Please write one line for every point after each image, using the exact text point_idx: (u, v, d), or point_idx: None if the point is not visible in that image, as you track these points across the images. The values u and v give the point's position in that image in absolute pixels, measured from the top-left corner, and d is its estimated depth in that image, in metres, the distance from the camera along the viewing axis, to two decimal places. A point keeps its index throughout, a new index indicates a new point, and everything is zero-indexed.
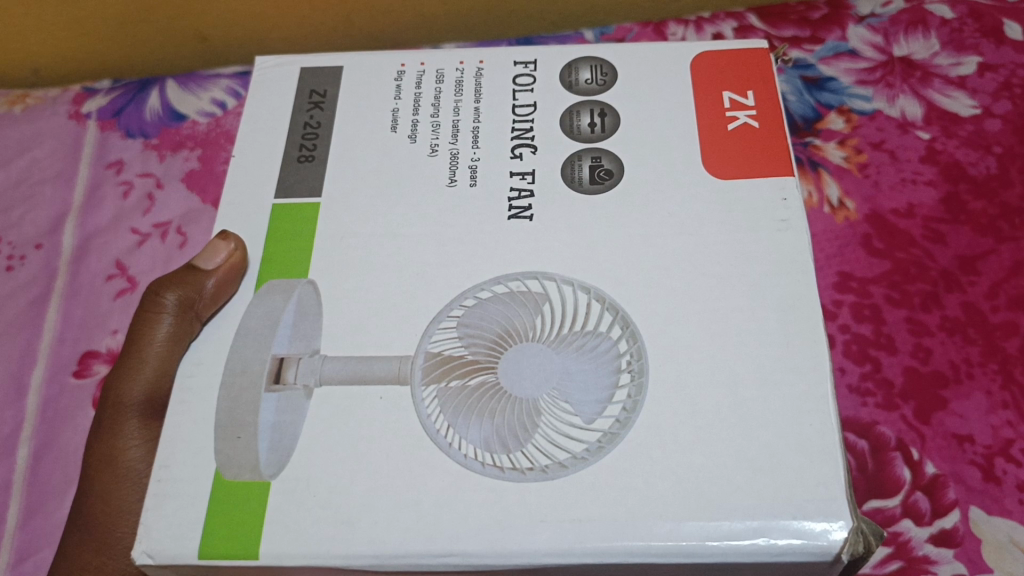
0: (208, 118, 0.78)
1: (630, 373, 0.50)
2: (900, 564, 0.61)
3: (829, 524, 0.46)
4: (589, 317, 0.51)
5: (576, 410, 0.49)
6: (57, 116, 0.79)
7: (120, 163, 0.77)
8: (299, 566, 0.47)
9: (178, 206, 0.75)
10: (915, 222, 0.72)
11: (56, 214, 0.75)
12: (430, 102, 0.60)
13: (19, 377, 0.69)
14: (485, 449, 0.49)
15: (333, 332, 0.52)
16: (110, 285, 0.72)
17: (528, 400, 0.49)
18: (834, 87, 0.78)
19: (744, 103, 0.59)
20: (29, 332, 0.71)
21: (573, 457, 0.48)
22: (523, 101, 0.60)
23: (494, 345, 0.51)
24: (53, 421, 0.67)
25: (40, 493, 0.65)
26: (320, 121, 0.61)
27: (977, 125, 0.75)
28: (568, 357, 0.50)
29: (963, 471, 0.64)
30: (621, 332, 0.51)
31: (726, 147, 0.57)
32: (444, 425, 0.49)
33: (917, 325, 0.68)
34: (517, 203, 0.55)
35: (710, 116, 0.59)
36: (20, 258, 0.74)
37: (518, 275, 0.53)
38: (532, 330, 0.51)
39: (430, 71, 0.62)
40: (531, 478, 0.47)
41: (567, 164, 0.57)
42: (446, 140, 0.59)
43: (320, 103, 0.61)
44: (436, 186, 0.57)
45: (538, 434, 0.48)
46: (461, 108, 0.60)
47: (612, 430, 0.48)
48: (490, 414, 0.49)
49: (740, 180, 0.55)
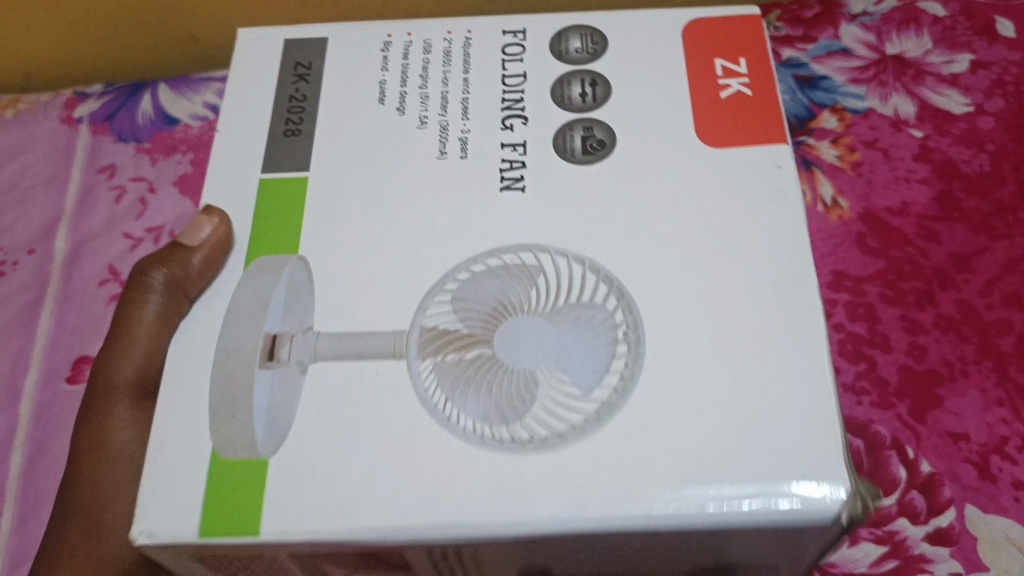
0: (201, 122, 0.78)
1: (623, 341, 0.50)
2: (896, 562, 0.61)
3: (829, 489, 0.45)
4: (585, 288, 0.51)
5: (573, 378, 0.49)
6: (49, 121, 0.79)
7: (112, 167, 0.77)
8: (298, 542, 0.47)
9: (171, 210, 0.75)
10: (909, 219, 0.72)
11: (50, 219, 0.75)
12: (419, 69, 0.60)
13: (13, 383, 0.69)
14: (483, 422, 0.48)
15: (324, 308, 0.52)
16: (103, 290, 0.72)
17: (526, 371, 0.49)
18: (827, 86, 0.79)
19: (736, 69, 0.59)
20: (24, 337, 0.70)
21: (572, 428, 0.48)
22: (513, 68, 0.60)
23: (489, 319, 0.51)
24: (49, 426, 0.67)
25: (35, 499, 0.65)
26: (305, 94, 0.61)
27: (971, 123, 0.75)
28: (567, 330, 0.50)
29: (958, 468, 0.63)
30: (617, 303, 0.51)
31: (721, 114, 0.57)
32: (441, 399, 0.49)
33: (911, 323, 0.68)
34: (510, 167, 0.56)
35: (704, 84, 0.59)
36: (13, 264, 0.73)
37: (513, 249, 0.53)
38: (527, 299, 0.51)
39: (422, 41, 0.62)
40: (531, 450, 0.47)
41: (561, 134, 0.57)
42: (435, 110, 0.59)
43: (305, 76, 0.61)
44: (426, 158, 0.57)
45: (537, 404, 0.48)
46: (452, 75, 0.60)
47: (609, 399, 0.48)
48: (488, 387, 0.49)
49: (735, 148, 0.55)
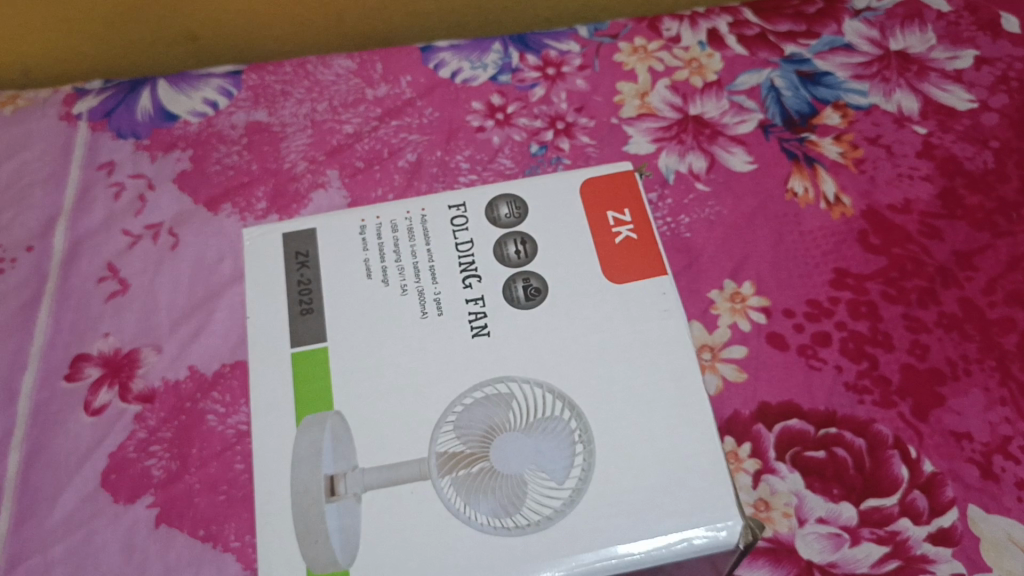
0: (200, 118, 0.79)
1: (580, 444, 0.53)
2: (898, 563, 0.60)
3: (722, 528, 0.50)
4: (542, 404, 0.54)
5: (549, 473, 0.52)
6: (48, 118, 0.79)
7: (111, 164, 0.77)
8: (317, 555, 0.50)
9: (170, 207, 0.74)
10: (912, 217, 0.72)
11: (48, 216, 0.74)
12: (378, 250, 0.60)
13: (9, 381, 0.67)
14: (458, 450, 0.52)
15: (344, 338, 0.57)
16: (102, 287, 0.71)
17: (514, 474, 0.51)
18: (830, 82, 0.79)
19: (622, 220, 0.60)
20: (22, 333, 0.69)
21: (536, 506, 0.51)
22: (461, 234, 0.60)
23: (477, 452, 0.52)
24: (45, 425, 0.66)
25: (31, 499, 0.63)
26: (311, 279, 0.59)
27: (974, 119, 0.76)
28: (538, 436, 0.53)
29: (961, 468, 0.63)
30: (569, 411, 0.54)
31: (623, 251, 0.59)
32: (460, 501, 0.51)
33: (913, 321, 0.68)
34: (475, 319, 0.57)
35: (599, 236, 0.60)
36: (11, 261, 0.72)
37: (515, 238, 0.60)
38: (504, 420, 0.53)
39: (373, 225, 0.61)
40: (532, 531, 0.50)
41: (496, 245, 0.60)
42: (427, 285, 0.58)
43: (306, 263, 0.60)
44: (413, 324, 0.57)
45: (528, 500, 0.51)
46: (417, 260, 0.59)
47: (576, 486, 0.52)
48: (491, 487, 0.51)
49: (640, 283, 0.58)
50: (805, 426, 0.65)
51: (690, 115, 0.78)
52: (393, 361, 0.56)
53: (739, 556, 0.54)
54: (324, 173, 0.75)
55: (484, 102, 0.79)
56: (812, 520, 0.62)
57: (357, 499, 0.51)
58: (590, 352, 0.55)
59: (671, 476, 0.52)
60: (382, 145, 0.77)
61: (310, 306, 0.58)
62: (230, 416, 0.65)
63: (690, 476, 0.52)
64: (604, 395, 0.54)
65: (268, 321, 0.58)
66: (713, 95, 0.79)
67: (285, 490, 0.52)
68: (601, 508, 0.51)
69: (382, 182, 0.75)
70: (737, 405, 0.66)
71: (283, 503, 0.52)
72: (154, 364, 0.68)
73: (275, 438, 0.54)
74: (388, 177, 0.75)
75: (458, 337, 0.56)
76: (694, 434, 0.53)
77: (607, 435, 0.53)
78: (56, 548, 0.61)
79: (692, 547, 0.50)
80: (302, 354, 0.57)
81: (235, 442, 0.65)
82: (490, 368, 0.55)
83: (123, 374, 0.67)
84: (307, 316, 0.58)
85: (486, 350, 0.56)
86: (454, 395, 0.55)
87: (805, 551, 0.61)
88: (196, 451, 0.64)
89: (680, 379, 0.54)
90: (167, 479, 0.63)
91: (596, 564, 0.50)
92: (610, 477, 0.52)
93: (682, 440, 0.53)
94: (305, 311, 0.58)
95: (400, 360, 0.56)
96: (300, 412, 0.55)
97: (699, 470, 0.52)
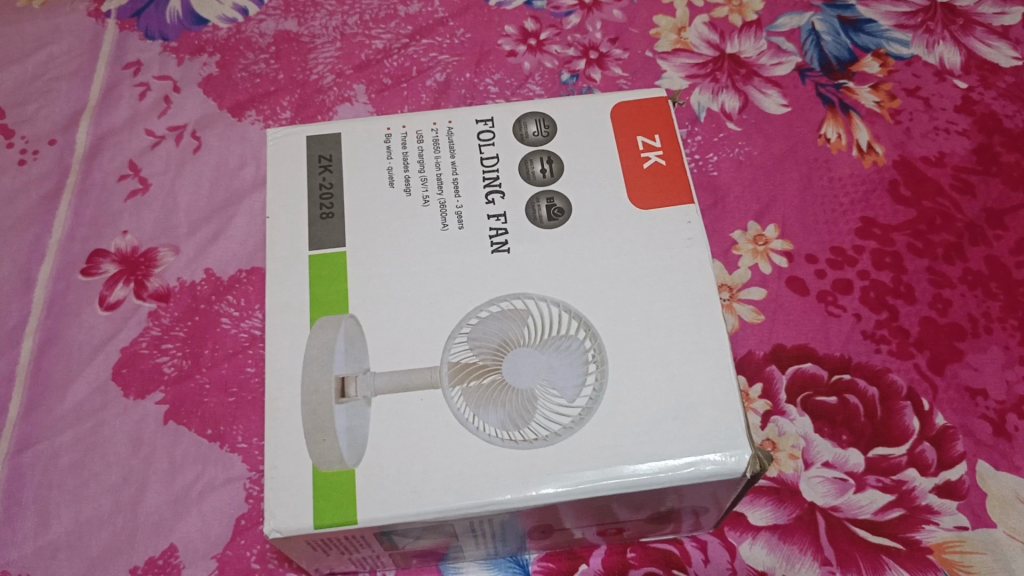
0: (229, 24, 0.78)
1: (593, 363, 0.52)
2: (901, 512, 0.60)
3: (730, 456, 0.50)
4: (557, 321, 0.53)
5: (560, 391, 0.52)
6: (76, 14, 0.78)
7: (137, 64, 0.76)
8: (322, 455, 0.50)
9: (195, 110, 0.74)
10: (945, 171, 0.71)
11: (72, 111, 0.74)
12: (402, 160, 0.59)
13: (27, 270, 0.67)
14: (470, 362, 0.52)
15: (362, 246, 0.56)
16: (123, 185, 0.71)
17: (525, 389, 0.52)
18: (872, 30, 0.77)
19: (652, 145, 0.59)
20: (42, 225, 0.69)
21: (546, 423, 0.51)
22: (486, 148, 0.59)
23: (489, 366, 0.52)
24: (59, 316, 0.66)
25: (44, 386, 0.63)
26: (333, 183, 0.59)
27: (1017, 77, 0.75)
28: (550, 353, 0.53)
29: (973, 424, 0.62)
30: (584, 330, 0.53)
31: (650, 177, 0.58)
32: (469, 412, 0.51)
33: (937, 275, 0.67)
34: (496, 235, 0.56)
35: (627, 162, 0.58)
36: (33, 153, 0.72)
37: (541, 157, 0.59)
38: (519, 334, 0.53)
39: (398, 134, 0.60)
40: (540, 445, 0.50)
41: (521, 162, 0.59)
42: (449, 198, 0.57)
43: (329, 166, 0.59)
44: (431, 235, 0.56)
45: (537, 415, 0.51)
46: (441, 173, 0.58)
47: (586, 404, 0.51)
48: (501, 400, 0.51)
49: (667, 208, 0.57)
50: (819, 371, 0.64)
51: (726, 53, 0.76)
52: (409, 269, 0.55)
53: (746, 488, 0.53)
54: (350, 87, 0.74)
55: (517, 27, 0.77)
56: (818, 463, 0.62)
57: (366, 402, 0.51)
58: (610, 274, 0.55)
59: (683, 403, 0.51)
60: (411, 63, 0.76)
61: (330, 211, 0.58)
62: (243, 320, 0.65)
63: (702, 405, 0.51)
64: (620, 318, 0.53)
65: (287, 222, 0.57)
66: (752, 34, 0.77)
67: (294, 388, 0.52)
68: (610, 428, 0.51)
69: (409, 100, 0.74)
70: (751, 345, 0.65)
71: (292, 400, 0.52)
72: (171, 264, 0.68)
73: (287, 335, 0.54)
74: (415, 95, 0.74)
75: (477, 250, 0.55)
76: (709, 362, 0.52)
77: (621, 357, 0.52)
78: (65, 436, 0.62)
79: (699, 473, 0.50)
80: (319, 257, 0.56)
81: (246, 346, 0.65)
82: (507, 284, 0.54)
83: (140, 272, 0.67)
84: (326, 220, 0.57)
85: (504, 265, 0.55)
86: (470, 306, 0.54)
87: (808, 493, 0.61)
88: (209, 351, 0.64)
89: (698, 307, 0.53)
90: (177, 377, 0.63)
91: (600, 483, 0.50)
92: (620, 398, 0.51)
93: (697, 367, 0.52)
94: (326, 215, 0.57)
95: (417, 269, 0.55)
96: (315, 313, 0.54)
97: (712, 398, 0.51)
